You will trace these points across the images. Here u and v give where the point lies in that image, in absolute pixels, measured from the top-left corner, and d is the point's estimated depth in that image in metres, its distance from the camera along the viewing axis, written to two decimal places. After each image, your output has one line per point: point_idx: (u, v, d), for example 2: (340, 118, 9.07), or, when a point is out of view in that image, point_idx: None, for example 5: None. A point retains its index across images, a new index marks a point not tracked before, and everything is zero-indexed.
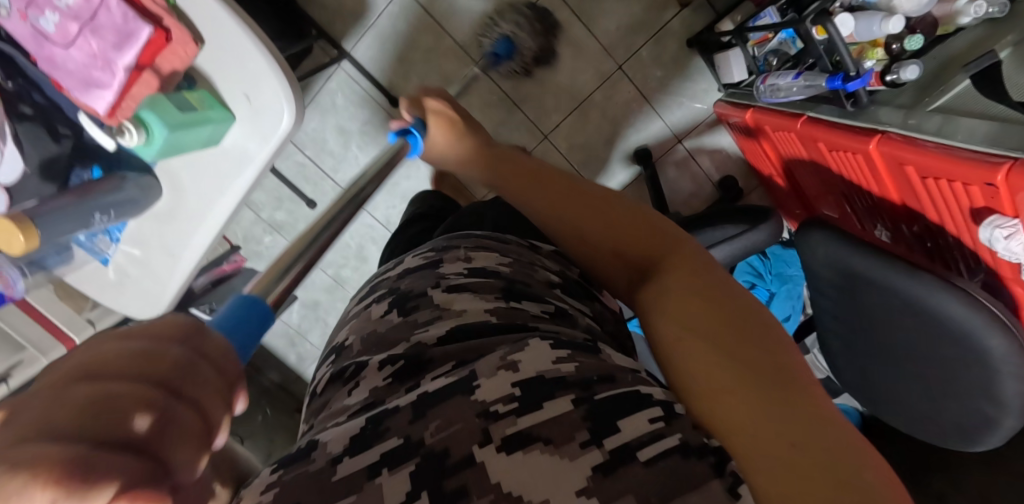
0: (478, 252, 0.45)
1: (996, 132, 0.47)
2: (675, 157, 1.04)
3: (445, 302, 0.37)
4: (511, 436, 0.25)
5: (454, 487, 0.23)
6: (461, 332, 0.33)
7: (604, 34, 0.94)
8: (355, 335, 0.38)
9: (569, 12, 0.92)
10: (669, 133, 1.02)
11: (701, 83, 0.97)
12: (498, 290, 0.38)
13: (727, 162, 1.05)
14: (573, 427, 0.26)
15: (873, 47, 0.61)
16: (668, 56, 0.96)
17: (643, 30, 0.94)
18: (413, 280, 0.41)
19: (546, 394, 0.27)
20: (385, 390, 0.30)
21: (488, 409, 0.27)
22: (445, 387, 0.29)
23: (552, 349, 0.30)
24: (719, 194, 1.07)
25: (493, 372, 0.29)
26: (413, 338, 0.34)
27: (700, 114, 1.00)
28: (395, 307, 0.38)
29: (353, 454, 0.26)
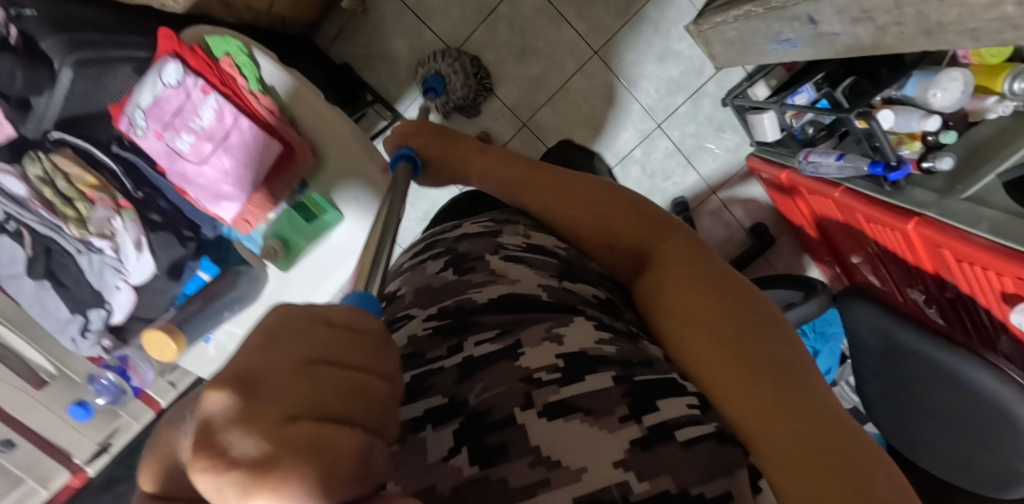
0: (536, 232, 0.51)
1: (1001, 225, 0.58)
2: (709, 207, 1.12)
3: (501, 270, 0.43)
4: (553, 403, 0.31)
5: (495, 442, 0.29)
6: (509, 300, 0.40)
7: (643, 95, 1.02)
8: (410, 288, 0.46)
9: (611, 76, 1.01)
10: (704, 186, 1.10)
11: (735, 138, 1.05)
12: (551, 269, 0.44)
13: (759, 211, 1.12)
14: (613, 403, 0.31)
15: (911, 139, 0.72)
16: (703, 114, 1.03)
17: (680, 90, 1.02)
18: (474, 243, 0.49)
19: (588, 369, 0.33)
20: (427, 342, 0.38)
21: (533, 376, 0.33)
22: (489, 353, 0.35)
23: (596, 332, 0.37)
24: (752, 240, 1.14)
25: (539, 343, 0.35)
26: (467, 295, 0.41)
27: (733, 168, 1.08)
28: (452, 266, 0.46)
29: (405, 404, 0.34)
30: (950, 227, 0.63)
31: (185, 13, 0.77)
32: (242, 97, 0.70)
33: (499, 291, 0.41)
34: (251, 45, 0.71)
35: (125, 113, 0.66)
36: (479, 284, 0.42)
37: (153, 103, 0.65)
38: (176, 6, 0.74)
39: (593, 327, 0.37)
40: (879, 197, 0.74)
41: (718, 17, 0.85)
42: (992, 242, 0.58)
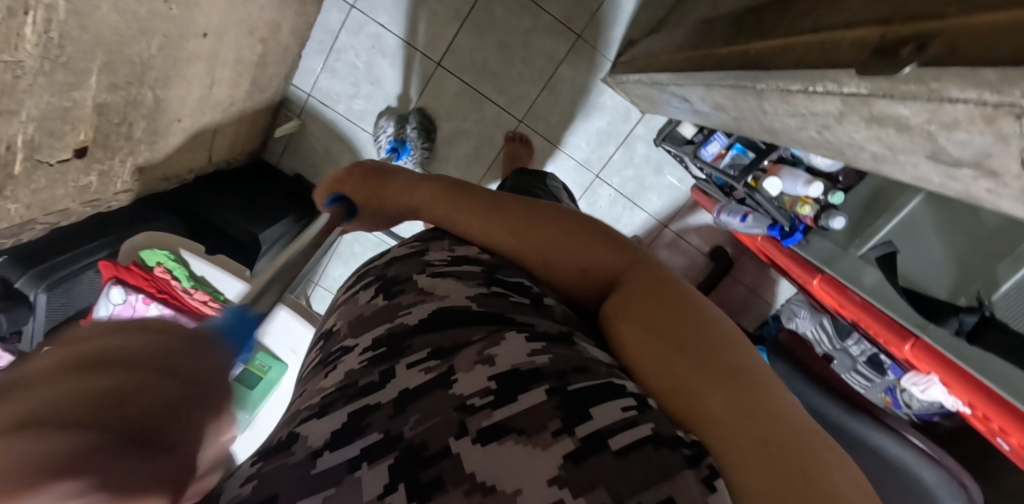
0: (462, 243, 0.46)
1: (891, 299, 0.76)
2: (664, 240, 1.22)
3: (428, 287, 0.38)
4: (485, 428, 0.26)
5: (429, 477, 0.25)
6: (445, 314, 0.35)
7: (578, 151, 1.12)
8: (343, 320, 0.40)
9: (543, 138, 1.11)
10: (654, 221, 1.20)
11: (677, 173, 1.14)
12: (481, 277, 0.39)
13: (712, 234, 1.23)
14: (546, 416, 0.26)
15: (801, 201, 0.84)
16: (638, 157, 1.13)
17: (612, 139, 1.11)
18: (402, 266, 0.43)
19: (520, 387, 0.28)
20: (361, 375, 0.32)
21: (465, 403, 0.28)
22: (424, 383, 0.30)
23: (528, 343, 0.31)
24: (712, 262, 1.24)
25: (472, 367, 0.30)
26: (395, 321, 0.36)
27: (679, 200, 1.17)
28: (381, 292, 0.40)
29: (333, 448, 0.27)
30: (849, 288, 0.81)
31: (132, 200, 0.81)
32: (177, 295, 0.82)
33: (427, 308, 0.36)
34: (179, 251, 0.83)
35: (89, 327, 0.77)
36: (411, 303, 0.37)
37: (110, 319, 0.77)
38: (120, 201, 0.79)
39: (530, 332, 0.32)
40: (798, 253, 0.90)
41: (624, 78, 0.92)
42: (890, 314, 0.74)
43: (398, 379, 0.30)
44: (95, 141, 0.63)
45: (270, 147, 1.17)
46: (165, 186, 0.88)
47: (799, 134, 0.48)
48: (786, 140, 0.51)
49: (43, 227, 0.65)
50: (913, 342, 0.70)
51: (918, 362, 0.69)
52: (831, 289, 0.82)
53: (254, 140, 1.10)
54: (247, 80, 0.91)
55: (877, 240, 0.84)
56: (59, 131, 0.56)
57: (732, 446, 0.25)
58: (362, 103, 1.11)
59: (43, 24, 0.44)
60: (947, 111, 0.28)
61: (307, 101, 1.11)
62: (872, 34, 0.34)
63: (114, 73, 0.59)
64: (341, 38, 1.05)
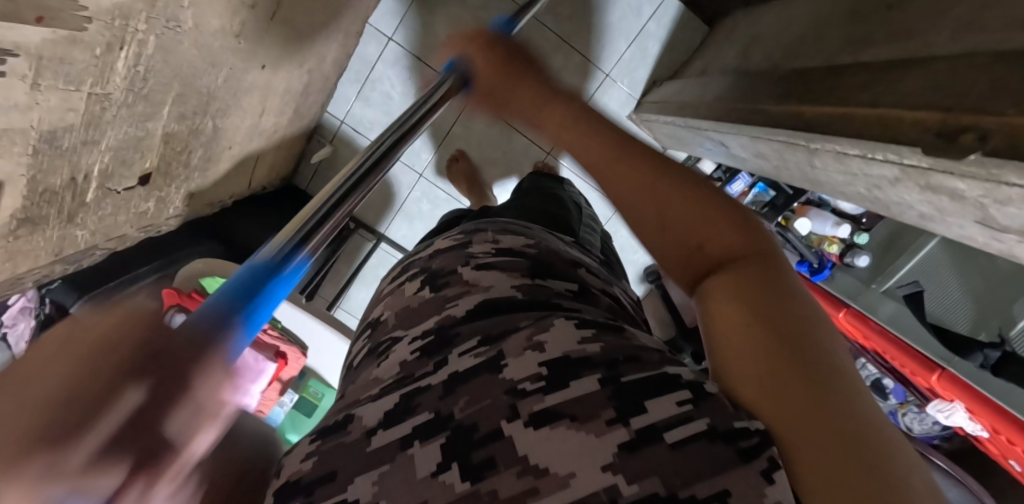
0: (505, 236, 0.51)
1: (914, 332, 0.77)
2: None
3: (474, 279, 0.43)
4: (537, 412, 0.29)
5: (483, 457, 0.28)
6: (491, 307, 0.39)
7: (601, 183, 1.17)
8: (389, 312, 0.46)
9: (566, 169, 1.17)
10: None
11: None
12: (525, 269, 0.44)
13: None
14: (599, 406, 0.29)
15: (828, 242, 0.87)
16: None
17: None
18: (447, 258, 0.48)
19: (572, 374, 0.31)
20: (414, 362, 0.37)
21: (517, 386, 0.31)
22: (473, 366, 0.33)
23: (576, 330, 0.35)
24: None
25: (521, 353, 0.33)
26: (444, 311, 0.41)
27: None
28: (427, 284, 0.46)
29: (387, 428, 0.32)
30: (869, 319, 0.82)
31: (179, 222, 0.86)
32: None
33: (475, 300, 0.40)
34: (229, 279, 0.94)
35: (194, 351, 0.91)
36: (457, 295, 0.42)
37: None
38: (171, 224, 0.84)
39: (576, 325, 0.35)
40: (821, 287, 0.90)
41: (652, 116, 0.99)
42: (913, 345, 0.75)
43: (449, 364, 0.35)
44: (158, 169, 0.69)
45: (300, 171, 1.23)
46: (208, 210, 0.93)
47: (844, 188, 0.58)
48: (828, 191, 0.61)
49: (102, 253, 0.71)
50: (939, 373, 0.71)
51: (945, 391, 0.70)
52: (854, 321, 0.82)
53: (288, 163, 1.15)
54: (292, 108, 0.98)
55: (901, 280, 0.83)
56: (129, 160, 0.63)
57: (803, 425, 0.26)
58: None
59: (133, 58, 0.52)
60: (1004, 190, 0.36)
61: (340, 128, 1.18)
62: (934, 116, 0.40)
63: (183, 105, 0.65)
64: (378, 69, 1.12)
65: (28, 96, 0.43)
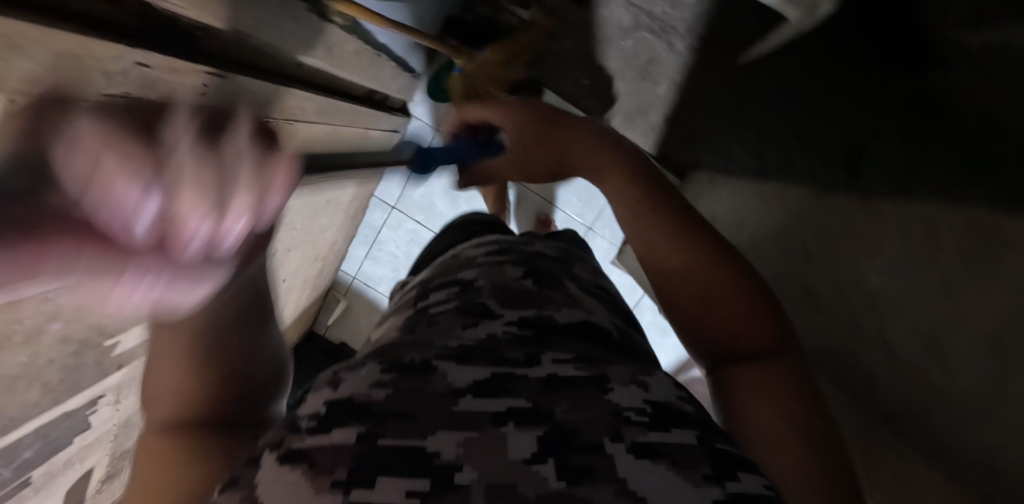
0: (589, 275, 0.63)
1: None
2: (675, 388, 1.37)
3: (575, 299, 0.51)
4: (641, 441, 0.32)
5: (581, 464, 0.29)
6: (588, 328, 0.46)
7: None
8: (485, 280, 0.50)
9: None
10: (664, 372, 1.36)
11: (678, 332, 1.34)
12: (614, 315, 0.54)
13: None
14: (696, 460, 0.31)
15: None
16: (647, 319, 1.32)
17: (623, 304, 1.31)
18: (548, 265, 0.57)
19: (673, 424, 0.35)
20: (505, 342, 0.40)
21: (622, 411, 0.34)
22: (577, 373, 0.37)
23: (676, 389, 0.40)
24: None
25: (627, 384, 0.37)
26: (545, 310, 0.46)
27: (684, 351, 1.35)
28: (528, 277, 0.52)
29: (476, 396, 0.33)
30: None
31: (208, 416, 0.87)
32: None
33: (576, 315, 0.47)
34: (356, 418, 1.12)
35: None
36: (559, 304, 0.48)
37: None
38: None
39: (672, 386, 0.42)
40: None
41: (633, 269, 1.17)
42: None
43: (542, 365, 0.37)
44: None
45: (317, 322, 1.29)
46: None
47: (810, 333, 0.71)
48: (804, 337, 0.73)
49: None
50: None
51: None
52: None
53: (306, 324, 1.21)
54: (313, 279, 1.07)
55: None
56: None
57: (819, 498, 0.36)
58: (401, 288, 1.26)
59: None
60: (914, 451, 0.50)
61: (351, 284, 1.27)
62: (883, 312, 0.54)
63: None
64: (383, 232, 1.23)
65: (111, 408, 0.52)
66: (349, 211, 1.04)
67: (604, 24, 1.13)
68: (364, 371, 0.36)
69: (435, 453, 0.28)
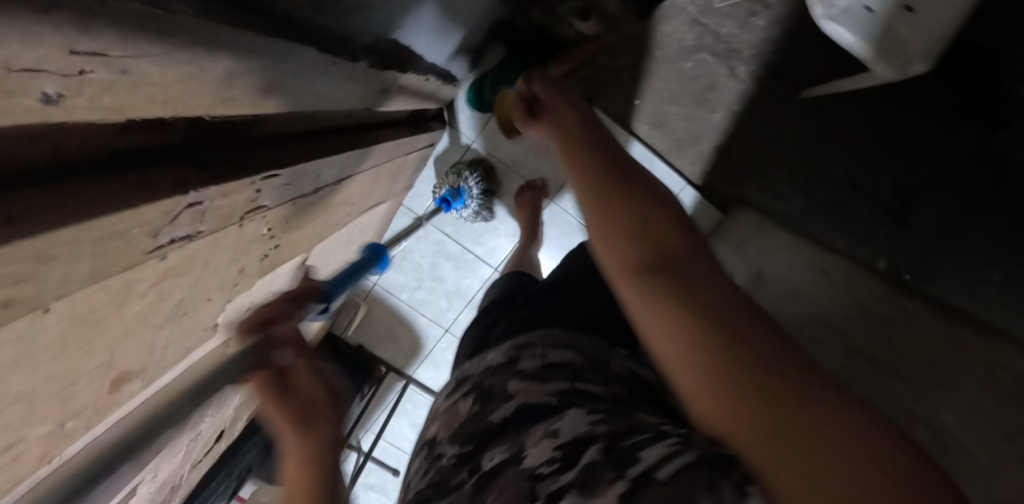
0: (553, 347, 0.53)
1: None
2: None
3: (517, 390, 0.47)
4: (552, 491, 0.35)
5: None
6: (528, 413, 0.44)
7: None
8: (445, 430, 0.50)
9: None
10: None
11: None
12: (566, 375, 0.48)
13: None
14: (599, 475, 0.33)
15: None
16: None
17: None
18: (497, 374, 0.51)
19: (576, 456, 0.36)
20: (453, 469, 0.44)
21: (536, 473, 0.37)
22: (501, 465, 0.40)
23: (588, 417, 0.40)
24: None
25: (538, 442, 0.40)
26: (490, 419, 0.45)
27: None
28: (477, 400, 0.49)
29: None
30: None
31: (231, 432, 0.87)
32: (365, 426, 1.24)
33: (512, 404, 0.46)
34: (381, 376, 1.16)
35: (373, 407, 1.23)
36: (496, 404, 0.47)
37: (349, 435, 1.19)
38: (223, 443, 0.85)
39: (586, 413, 0.41)
40: None
41: None
42: None
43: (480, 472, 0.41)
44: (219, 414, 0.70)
45: (338, 322, 1.28)
46: None
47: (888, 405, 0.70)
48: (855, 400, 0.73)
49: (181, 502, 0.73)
50: None
51: None
52: None
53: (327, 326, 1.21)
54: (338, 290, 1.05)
55: None
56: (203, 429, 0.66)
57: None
58: (424, 293, 1.25)
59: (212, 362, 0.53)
60: None
61: (374, 288, 1.26)
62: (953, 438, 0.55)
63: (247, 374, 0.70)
64: (408, 241, 1.20)
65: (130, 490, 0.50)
66: (375, 229, 1.00)
67: (661, 41, 1.04)
68: None
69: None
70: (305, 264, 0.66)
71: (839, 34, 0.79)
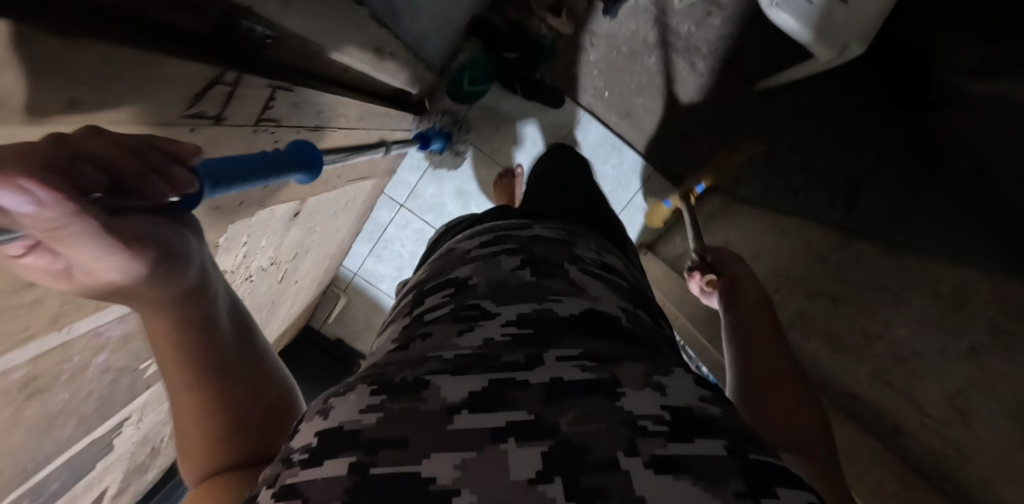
0: (603, 264, 0.53)
1: None
2: None
3: (578, 286, 0.46)
4: (659, 454, 0.28)
5: (591, 483, 0.26)
6: (594, 315, 0.42)
7: None
8: (481, 279, 0.46)
9: None
10: None
11: None
12: (622, 295, 0.48)
13: None
14: (725, 475, 0.28)
15: None
16: None
17: None
18: (550, 252, 0.51)
19: (694, 431, 0.31)
20: (502, 345, 0.37)
21: (636, 421, 0.31)
22: (580, 375, 0.34)
23: (697, 388, 0.36)
24: None
25: (639, 387, 0.34)
26: (545, 303, 0.42)
27: None
28: (526, 267, 0.47)
29: (472, 411, 0.31)
30: None
31: None
32: None
33: (582, 304, 0.42)
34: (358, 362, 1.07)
35: None
36: (560, 294, 0.43)
37: None
38: None
39: (695, 383, 0.37)
40: None
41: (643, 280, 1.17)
42: None
43: (545, 366, 0.35)
44: None
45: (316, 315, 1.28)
46: None
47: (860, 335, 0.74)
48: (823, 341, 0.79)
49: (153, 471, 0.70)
50: None
51: None
52: None
53: (304, 318, 1.20)
54: (321, 273, 1.06)
55: None
56: None
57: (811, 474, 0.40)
58: None
59: None
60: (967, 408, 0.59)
61: (353, 280, 1.27)
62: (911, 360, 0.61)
63: None
64: (389, 231, 1.23)
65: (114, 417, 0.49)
66: (361, 209, 1.04)
67: (625, 37, 1.13)
68: (355, 387, 0.35)
69: (430, 479, 0.26)
70: (298, 217, 0.69)
71: (784, 21, 0.89)
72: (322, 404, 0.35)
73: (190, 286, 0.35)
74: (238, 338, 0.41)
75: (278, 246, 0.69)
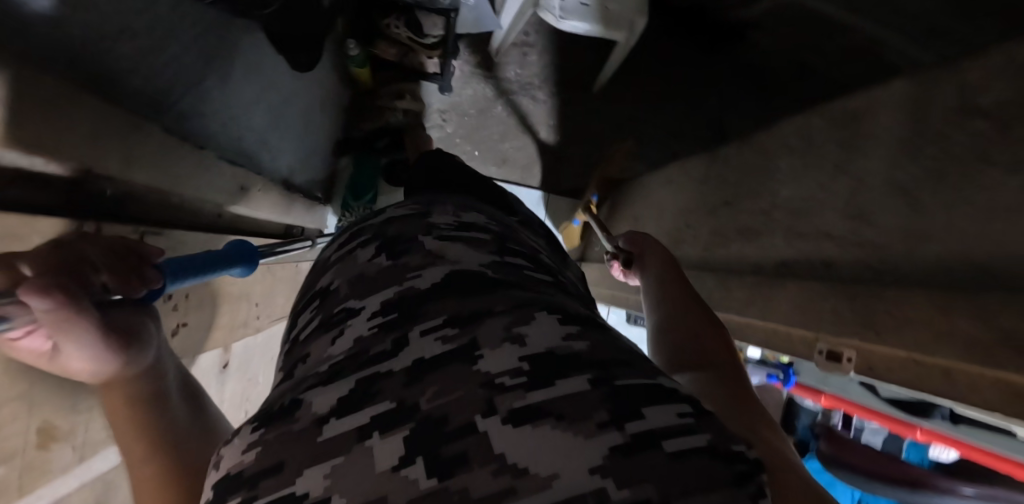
0: (466, 224, 0.51)
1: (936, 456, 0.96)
2: None
3: (437, 253, 0.43)
4: (517, 408, 0.27)
5: (454, 451, 0.25)
6: (456, 279, 0.39)
7: None
8: (341, 280, 0.44)
9: None
10: None
11: None
12: (488, 248, 0.46)
13: None
14: (590, 408, 0.28)
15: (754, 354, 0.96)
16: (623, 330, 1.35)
17: None
18: (404, 227, 0.48)
19: (558, 375, 0.30)
20: (370, 339, 0.35)
21: (494, 381, 0.29)
22: (443, 351, 0.32)
23: (561, 329, 0.35)
24: None
25: (498, 345, 0.32)
26: (406, 282, 0.39)
27: None
28: (383, 252, 0.45)
29: (340, 417, 0.29)
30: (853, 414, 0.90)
31: None
32: None
33: (440, 271, 0.40)
34: None
35: None
36: (418, 267, 0.41)
37: None
38: None
39: (558, 323, 0.36)
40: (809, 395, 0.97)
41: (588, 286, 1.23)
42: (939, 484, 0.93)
43: (409, 347, 0.33)
44: None
45: None
46: None
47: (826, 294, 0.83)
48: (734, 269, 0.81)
49: None
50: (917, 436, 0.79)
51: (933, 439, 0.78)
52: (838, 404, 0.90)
53: None
54: None
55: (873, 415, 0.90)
56: None
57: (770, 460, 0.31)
58: None
59: None
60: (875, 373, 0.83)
61: None
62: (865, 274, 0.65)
63: None
64: None
65: None
66: None
67: (468, 101, 1.27)
68: (236, 432, 0.32)
69: (304, 494, 0.25)
70: (230, 368, 0.70)
71: (575, 26, 1.01)
72: (215, 457, 0.32)
73: (147, 363, 0.42)
74: (188, 410, 0.43)
75: (221, 402, 0.69)
